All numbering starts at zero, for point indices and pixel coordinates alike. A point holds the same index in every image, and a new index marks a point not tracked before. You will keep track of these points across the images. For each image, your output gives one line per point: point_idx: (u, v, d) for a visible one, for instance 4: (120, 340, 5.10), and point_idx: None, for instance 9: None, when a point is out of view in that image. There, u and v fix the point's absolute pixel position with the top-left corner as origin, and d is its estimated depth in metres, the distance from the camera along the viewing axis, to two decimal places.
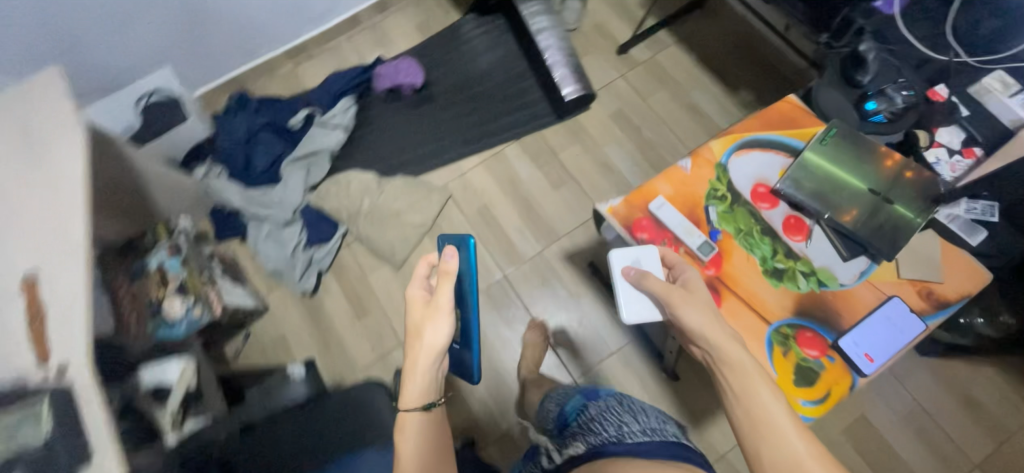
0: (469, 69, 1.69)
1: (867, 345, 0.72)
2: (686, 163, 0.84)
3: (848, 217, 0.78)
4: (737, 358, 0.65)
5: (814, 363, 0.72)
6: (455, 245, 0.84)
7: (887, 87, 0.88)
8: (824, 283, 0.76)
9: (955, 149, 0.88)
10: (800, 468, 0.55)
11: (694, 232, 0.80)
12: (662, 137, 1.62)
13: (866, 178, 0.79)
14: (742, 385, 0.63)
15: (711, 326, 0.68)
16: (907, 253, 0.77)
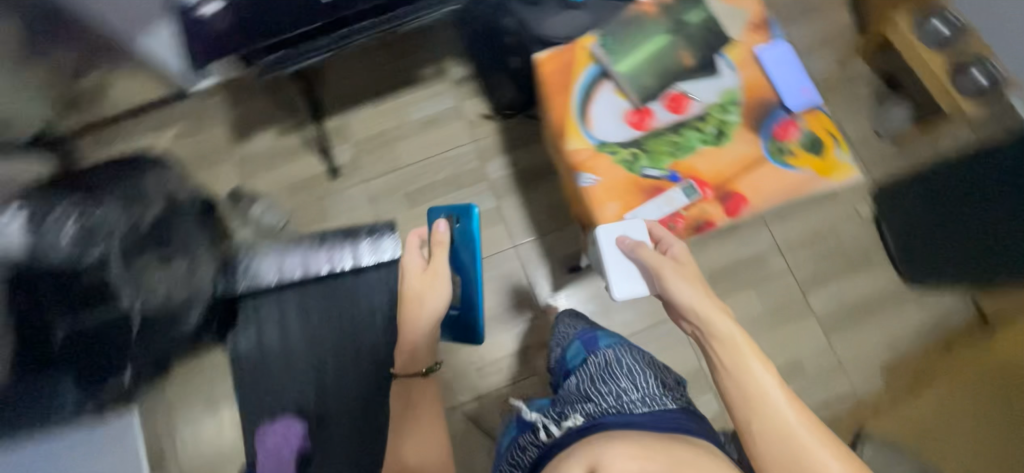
0: (286, 365, 1.21)
1: (798, 89, 0.90)
2: (594, 180, 0.87)
3: (685, 58, 0.91)
4: (726, 333, 0.66)
5: (803, 136, 0.89)
6: (456, 214, 1.02)
7: None
8: (734, 99, 0.90)
9: None
10: (788, 435, 0.58)
11: (671, 192, 0.86)
12: (451, 159, 1.55)
13: (652, 32, 0.92)
14: (731, 360, 0.64)
15: (698, 302, 0.69)
16: (724, 25, 0.93)
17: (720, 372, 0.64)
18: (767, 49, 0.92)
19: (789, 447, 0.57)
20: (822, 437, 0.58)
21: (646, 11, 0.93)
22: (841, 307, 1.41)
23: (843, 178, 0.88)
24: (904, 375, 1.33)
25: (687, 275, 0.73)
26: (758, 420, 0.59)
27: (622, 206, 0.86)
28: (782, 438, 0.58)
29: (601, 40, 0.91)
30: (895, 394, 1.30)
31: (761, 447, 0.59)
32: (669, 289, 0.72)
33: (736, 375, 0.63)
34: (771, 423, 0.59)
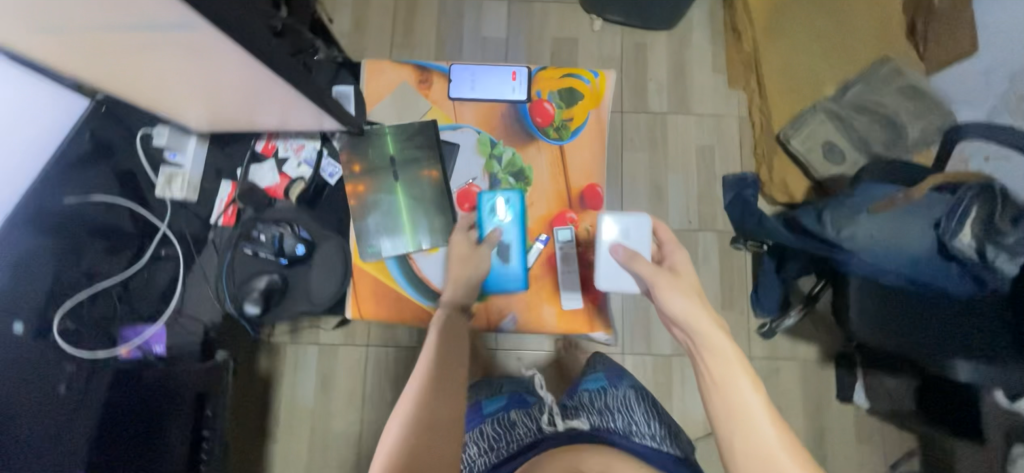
0: None
1: (509, 81, 0.90)
2: (513, 316, 0.88)
3: (431, 172, 0.87)
4: (721, 347, 0.71)
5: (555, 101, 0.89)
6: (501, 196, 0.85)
7: (262, 256, 0.83)
8: (490, 142, 0.89)
9: (276, 162, 0.87)
10: (766, 456, 0.63)
11: (555, 251, 0.88)
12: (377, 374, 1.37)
13: (386, 191, 0.87)
14: (721, 375, 0.69)
15: (689, 313, 0.74)
16: (410, 115, 0.90)
17: (709, 386, 0.70)
18: (455, 87, 0.90)
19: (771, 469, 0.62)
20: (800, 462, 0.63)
21: (359, 185, 0.87)
22: (670, 86, 1.53)
23: (609, 86, 0.90)
24: (741, 71, 1.50)
25: (678, 285, 0.77)
26: (739, 439, 0.65)
27: (548, 301, 0.88)
28: (761, 463, 0.63)
29: (373, 250, 0.85)
30: (755, 88, 1.46)
31: (738, 462, 0.64)
32: (665, 298, 0.76)
33: (724, 394, 0.68)
34: (751, 442, 0.64)
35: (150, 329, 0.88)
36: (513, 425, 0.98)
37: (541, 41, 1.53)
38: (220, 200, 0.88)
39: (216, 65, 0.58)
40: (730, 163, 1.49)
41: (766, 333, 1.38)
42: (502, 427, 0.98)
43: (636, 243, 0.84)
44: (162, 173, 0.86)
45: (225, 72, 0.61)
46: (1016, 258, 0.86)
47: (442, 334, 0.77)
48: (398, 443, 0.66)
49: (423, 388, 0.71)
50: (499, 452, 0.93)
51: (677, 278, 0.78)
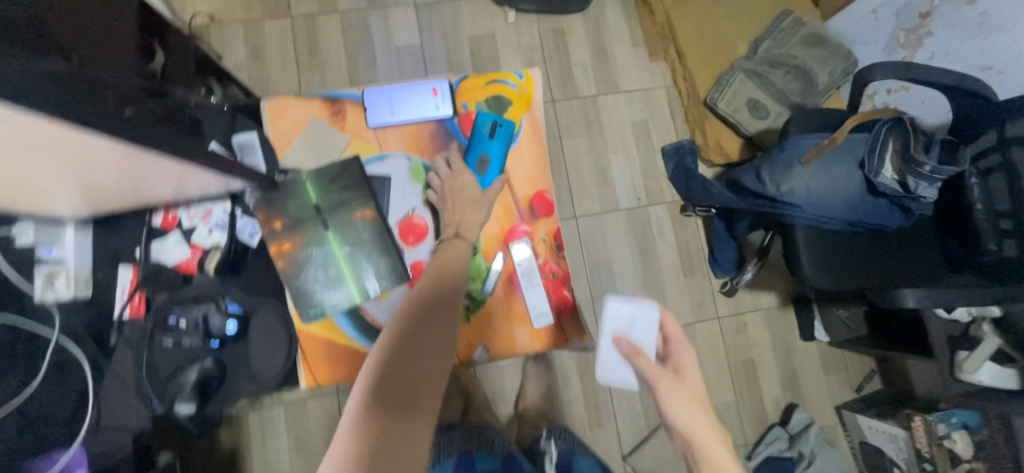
0: None
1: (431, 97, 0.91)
2: (485, 345, 0.85)
3: (363, 213, 0.85)
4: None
5: (479, 111, 0.90)
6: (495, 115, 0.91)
7: (187, 343, 0.83)
8: (422, 168, 0.89)
9: (183, 234, 0.85)
10: None
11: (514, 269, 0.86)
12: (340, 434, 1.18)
13: (315, 248, 0.84)
14: None
15: (695, 432, 0.63)
16: (326, 152, 0.89)
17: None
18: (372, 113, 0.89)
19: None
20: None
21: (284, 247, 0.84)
22: (595, 67, 1.52)
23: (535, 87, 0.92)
24: (658, 41, 1.52)
25: (687, 390, 0.67)
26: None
27: (518, 321, 0.86)
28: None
29: (314, 312, 0.83)
30: (675, 56, 1.49)
31: None
32: (667, 406, 0.66)
33: None
34: None
35: (67, 453, 0.77)
36: None
37: (459, 41, 1.47)
38: (121, 293, 0.83)
39: (82, 156, 0.55)
40: (666, 134, 1.52)
41: (729, 291, 1.44)
42: None
43: (641, 337, 0.82)
44: (39, 273, 0.78)
45: (85, 160, 0.57)
46: (934, 183, 0.94)
47: (427, 293, 0.68)
48: (365, 423, 0.54)
49: (404, 344, 0.61)
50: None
51: (685, 382, 0.68)
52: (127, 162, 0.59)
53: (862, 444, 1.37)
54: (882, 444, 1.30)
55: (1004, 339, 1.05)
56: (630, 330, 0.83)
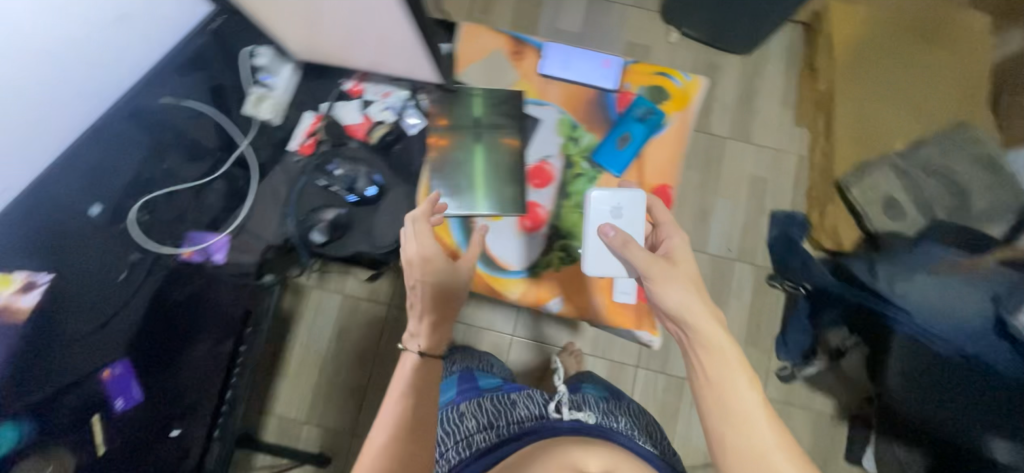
0: None
1: (603, 72, 0.92)
2: (561, 300, 0.88)
3: (510, 141, 0.89)
4: (716, 342, 0.69)
5: (638, 96, 0.90)
6: (649, 105, 0.90)
7: (332, 189, 0.94)
8: (572, 125, 0.91)
9: (361, 102, 0.98)
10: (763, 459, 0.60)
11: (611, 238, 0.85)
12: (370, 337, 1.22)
13: (466, 156, 0.88)
14: (718, 374, 0.66)
15: (686, 305, 0.71)
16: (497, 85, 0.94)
17: (702, 385, 0.67)
18: (548, 65, 0.93)
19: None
20: (785, 444, 0.61)
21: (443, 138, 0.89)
22: (735, 113, 1.51)
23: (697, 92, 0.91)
24: (811, 109, 1.47)
25: (673, 273, 0.74)
26: (734, 440, 0.62)
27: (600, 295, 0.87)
28: (743, 437, 0.61)
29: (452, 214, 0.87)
30: (822, 129, 1.43)
31: (728, 460, 0.62)
32: (657, 286, 0.73)
33: (718, 396, 0.65)
34: (749, 442, 0.61)
35: (217, 237, 0.94)
36: (514, 405, 0.91)
37: (615, 44, 1.53)
38: (302, 131, 0.98)
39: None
40: (782, 200, 1.46)
41: (786, 377, 1.36)
42: (500, 404, 0.92)
43: (625, 222, 0.83)
44: None
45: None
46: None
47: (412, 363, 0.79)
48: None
49: (415, 387, 0.75)
50: (494, 430, 0.85)
51: (671, 268, 0.74)
52: (359, 2, 0.62)
53: None
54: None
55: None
56: (614, 218, 0.83)
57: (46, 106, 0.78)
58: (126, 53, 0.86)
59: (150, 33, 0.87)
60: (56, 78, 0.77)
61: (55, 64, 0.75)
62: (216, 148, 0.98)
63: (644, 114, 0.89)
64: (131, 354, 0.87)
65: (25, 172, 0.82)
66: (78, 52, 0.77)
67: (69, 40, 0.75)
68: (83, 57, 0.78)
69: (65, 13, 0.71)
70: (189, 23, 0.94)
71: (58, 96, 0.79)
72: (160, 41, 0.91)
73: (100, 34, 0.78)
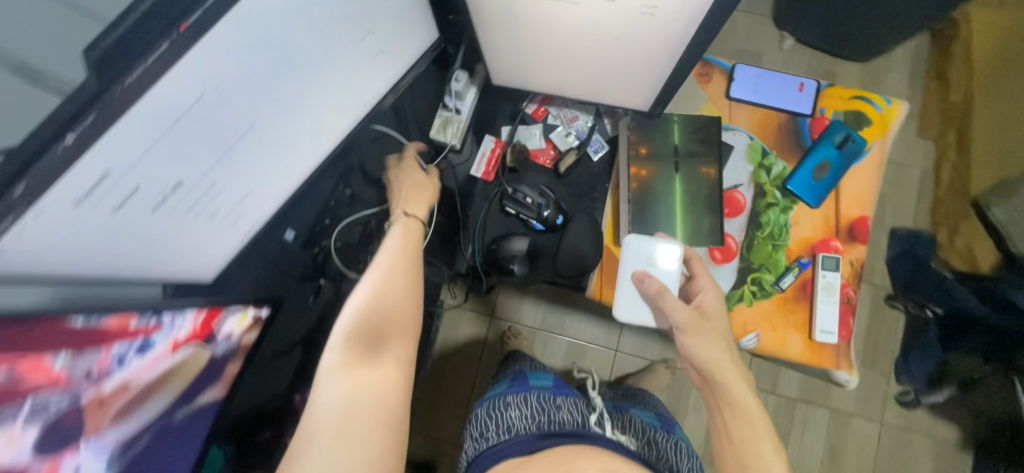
0: None
1: (793, 99, 0.73)
2: (755, 333, 0.70)
3: (708, 171, 0.68)
4: (743, 400, 0.54)
5: (838, 122, 0.72)
6: (849, 132, 0.72)
7: (518, 218, 0.71)
8: (763, 151, 0.72)
9: (544, 128, 0.74)
10: None
11: (819, 279, 0.69)
12: (473, 351, 1.12)
13: (659, 182, 0.68)
14: (739, 432, 0.53)
15: (716, 362, 0.56)
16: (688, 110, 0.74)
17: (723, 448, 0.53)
18: (738, 88, 0.74)
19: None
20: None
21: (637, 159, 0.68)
22: None
23: (898, 120, 0.72)
24: (937, 121, 1.40)
25: (707, 329, 0.57)
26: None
27: (801, 331, 0.69)
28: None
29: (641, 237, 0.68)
30: (952, 142, 1.36)
31: None
32: (688, 339, 0.58)
33: (740, 456, 0.51)
34: None
35: None
36: (557, 409, 0.69)
37: (724, 50, 1.47)
38: (482, 156, 0.74)
39: None
40: (903, 215, 1.39)
41: (909, 402, 1.30)
42: (542, 407, 0.69)
43: (664, 275, 0.65)
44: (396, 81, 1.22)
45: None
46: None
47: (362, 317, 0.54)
48: None
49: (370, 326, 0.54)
50: (530, 422, 0.65)
51: (704, 321, 0.58)
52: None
53: None
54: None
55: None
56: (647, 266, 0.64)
57: (237, 180, 0.46)
58: (331, 127, 0.54)
59: (392, 73, 0.57)
60: (284, 145, 0.49)
61: (275, 107, 0.44)
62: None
63: (843, 142, 0.72)
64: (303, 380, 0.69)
65: (221, 251, 0.53)
66: (294, 78, 0.43)
67: (295, 41, 0.40)
68: (311, 107, 0.49)
69: (243, 49, 0.36)
70: (416, 54, 0.59)
71: (281, 166, 0.51)
72: (394, 77, 0.58)
73: (327, 64, 0.46)
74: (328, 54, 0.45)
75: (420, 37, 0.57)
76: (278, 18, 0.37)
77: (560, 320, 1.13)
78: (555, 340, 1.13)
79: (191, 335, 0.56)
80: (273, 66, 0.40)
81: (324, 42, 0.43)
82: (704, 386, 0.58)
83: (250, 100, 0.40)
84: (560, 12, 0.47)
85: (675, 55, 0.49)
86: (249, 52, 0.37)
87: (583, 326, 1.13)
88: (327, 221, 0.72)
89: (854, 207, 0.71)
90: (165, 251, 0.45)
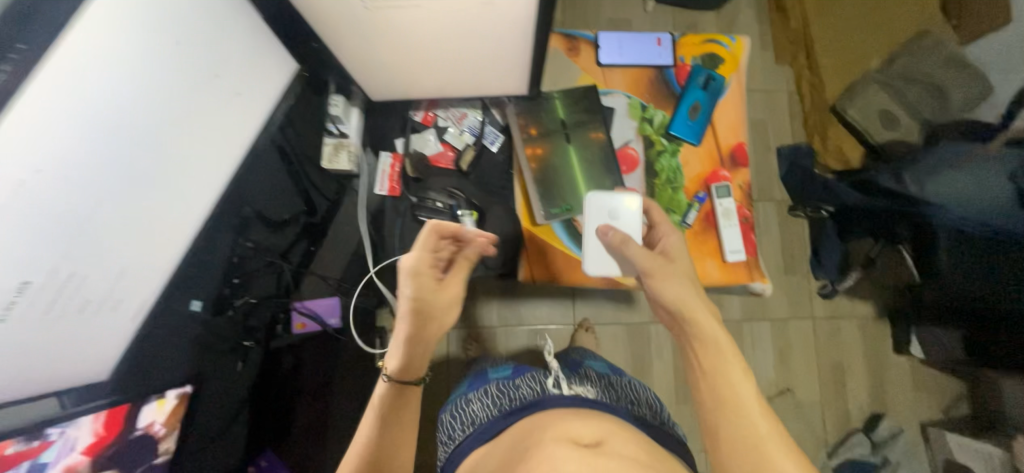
0: None
1: (655, 53, 0.80)
2: None
3: (598, 135, 0.73)
4: (710, 335, 0.56)
5: (698, 65, 0.79)
6: (709, 73, 0.79)
7: (435, 225, 0.71)
8: (641, 106, 0.78)
9: (437, 131, 0.74)
10: (758, 442, 0.47)
11: (718, 208, 0.76)
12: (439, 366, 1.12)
13: (557, 156, 0.71)
14: (710, 361, 0.54)
15: (686, 300, 0.58)
16: (564, 84, 0.78)
17: (698, 377, 0.54)
18: (604, 53, 0.78)
19: (760, 465, 0.46)
20: (793, 451, 0.47)
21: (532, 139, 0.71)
22: None
23: (745, 53, 0.81)
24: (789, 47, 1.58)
25: (672, 269, 0.61)
26: (727, 425, 0.49)
27: (713, 258, 0.76)
28: (744, 444, 0.47)
29: (552, 211, 0.70)
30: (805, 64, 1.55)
31: (719, 442, 0.49)
32: (654, 281, 0.61)
33: (713, 380, 0.53)
34: (739, 423, 0.49)
35: (325, 299, 0.73)
36: (516, 386, 0.74)
37: (598, 21, 1.54)
38: (382, 174, 0.73)
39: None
40: (783, 135, 1.56)
41: (827, 293, 1.45)
42: (502, 391, 0.73)
43: (623, 224, 0.67)
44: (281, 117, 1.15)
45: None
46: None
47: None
48: None
49: None
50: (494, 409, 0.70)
51: (668, 264, 0.61)
52: None
53: (945, 462, 1.32)
54: (969, 462, 1.26)
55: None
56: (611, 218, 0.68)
57: (102, 269, 0.42)
58: (206, 184, 0.52)
59: (258, 111, 0.56)
60: (155, 215, 0.46)
61: (131, 181, 0.41)
62: (297, 213, 0.73)
63: (706, 82, 0.79)
64: (253, 446, 0.68)
65: (111, 344, 0.49)
66: (144, 144, 0.41)
67: (130, 105, 0.39)
68: (174, 173, 0.46)
69: (67, 129, 0.34)
70: (276, 90, 0.58)
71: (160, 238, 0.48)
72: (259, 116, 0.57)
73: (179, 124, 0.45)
74: (173, 111, 0.43)
75: (275, 71, 0.56)
76: (101, 90, 0.35)
77: (513, 311, 1.15)
78: (514, 330, 1.15)
79: (93, 445, 0.48)
80: (113, 144, 0.38)
81: (165, 98, 0.42)
82: (675, 327, 0.59)
83: (102, 181, 0.38)
84: (408, 18, 0.48)
85: (528, 35, 0.51)
86: (82, 129, 0.35)
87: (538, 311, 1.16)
88: (236, 280, 0.67)
89: (730, 135, 0.79)
90: (45, 365, 0.41)
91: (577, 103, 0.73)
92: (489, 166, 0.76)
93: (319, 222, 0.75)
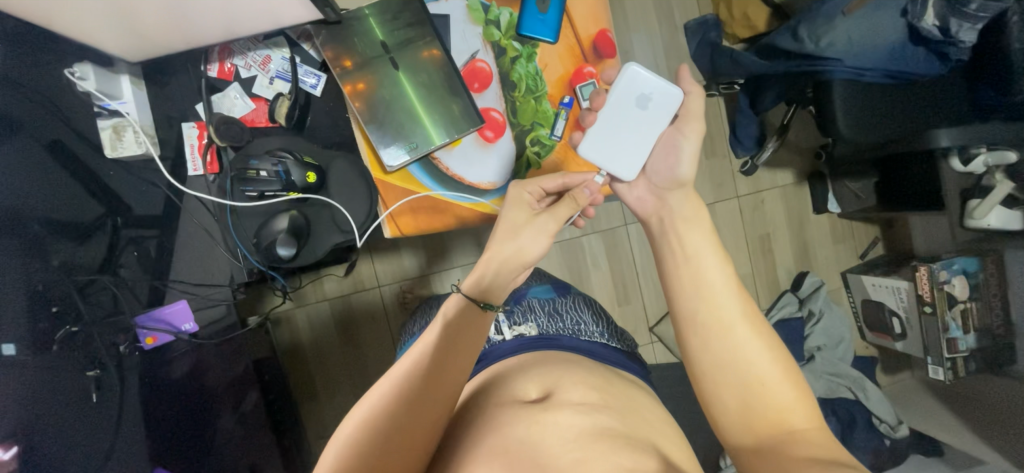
0: None
1: None
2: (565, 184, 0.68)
3: (431, 53, 0.62)
4: (691, 224, 0.55)
5: None
6: None
7: (270, 196, 0.61)
8: (482, 6, 0.66)
9: (241, 84, 0.62)
10: (729, 332, 0.48)
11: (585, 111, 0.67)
12: (368, 329, 1.08)
13: (387, 88, 0.61)
14: (690, 249, 0.53)
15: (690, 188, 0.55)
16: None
17: (678, 264, 0.53)
18: None
19: (725, 347, 0.48)
20: (762, 333, 0.48)
21: (351, 73, 0.60)
22: None
23: None
24: None
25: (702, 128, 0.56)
26: (705, 315, 0.49)
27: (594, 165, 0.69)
28: (714, 333, 0.49)
29: (397, 152, 0.62)
30: None
31: (691, 329, 0.50)
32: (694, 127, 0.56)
33: (692, 269, 0.52)
34: (714, 313, 0.49)
35: (175, 306, 0.65)
36: None
37: None
38: (190, 148, 0.62)
39: None
40: None
41: (748, 171, 1.33)
42: None
43: (648, 117, 0.59)
44: None
45: None
46: (977, 23, 0.80)
47: (412, 381, 0.47)
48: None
49: (417, 387, 0.47)
50: None
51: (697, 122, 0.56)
52: None
53: (864, 301, 1.34)
54: (883, 298, 1.27)
55: (1016, 183, 0.93)
56: (637, 108, 0.60)
57: None
58: None
59: None
60: None
61: None
62: (101, 216, 0.62)
63: None
64: (161, 460, 0.65)
65: None
66: None
67: None
68: None
69: None
70: None
71: None
72: None
73: None
74: None
75: None
76: None
77: (443, 256, 1.10)
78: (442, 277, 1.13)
79: None
80: None
81: None
82: (655, 217, 0.58)
83: None
84: None
85: None
86: None
87: (468, 254, 1.10)
88: (57, 308, 0.59)
89: (589, 25, 0.69)
90: None
91: (397, 17, 0.62)
92: (315, 112, 0.65)
93: (136, 216, 0.64)
